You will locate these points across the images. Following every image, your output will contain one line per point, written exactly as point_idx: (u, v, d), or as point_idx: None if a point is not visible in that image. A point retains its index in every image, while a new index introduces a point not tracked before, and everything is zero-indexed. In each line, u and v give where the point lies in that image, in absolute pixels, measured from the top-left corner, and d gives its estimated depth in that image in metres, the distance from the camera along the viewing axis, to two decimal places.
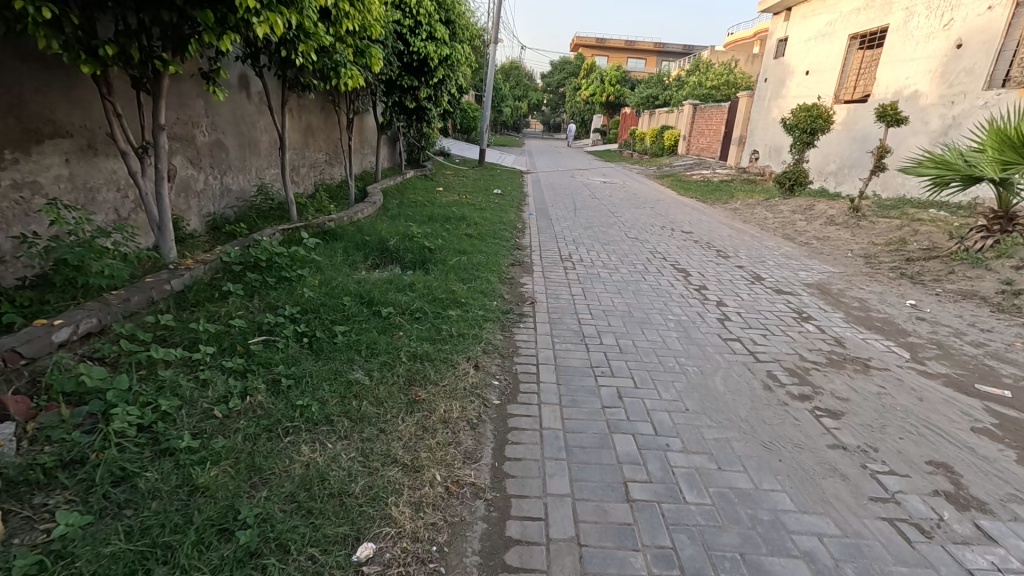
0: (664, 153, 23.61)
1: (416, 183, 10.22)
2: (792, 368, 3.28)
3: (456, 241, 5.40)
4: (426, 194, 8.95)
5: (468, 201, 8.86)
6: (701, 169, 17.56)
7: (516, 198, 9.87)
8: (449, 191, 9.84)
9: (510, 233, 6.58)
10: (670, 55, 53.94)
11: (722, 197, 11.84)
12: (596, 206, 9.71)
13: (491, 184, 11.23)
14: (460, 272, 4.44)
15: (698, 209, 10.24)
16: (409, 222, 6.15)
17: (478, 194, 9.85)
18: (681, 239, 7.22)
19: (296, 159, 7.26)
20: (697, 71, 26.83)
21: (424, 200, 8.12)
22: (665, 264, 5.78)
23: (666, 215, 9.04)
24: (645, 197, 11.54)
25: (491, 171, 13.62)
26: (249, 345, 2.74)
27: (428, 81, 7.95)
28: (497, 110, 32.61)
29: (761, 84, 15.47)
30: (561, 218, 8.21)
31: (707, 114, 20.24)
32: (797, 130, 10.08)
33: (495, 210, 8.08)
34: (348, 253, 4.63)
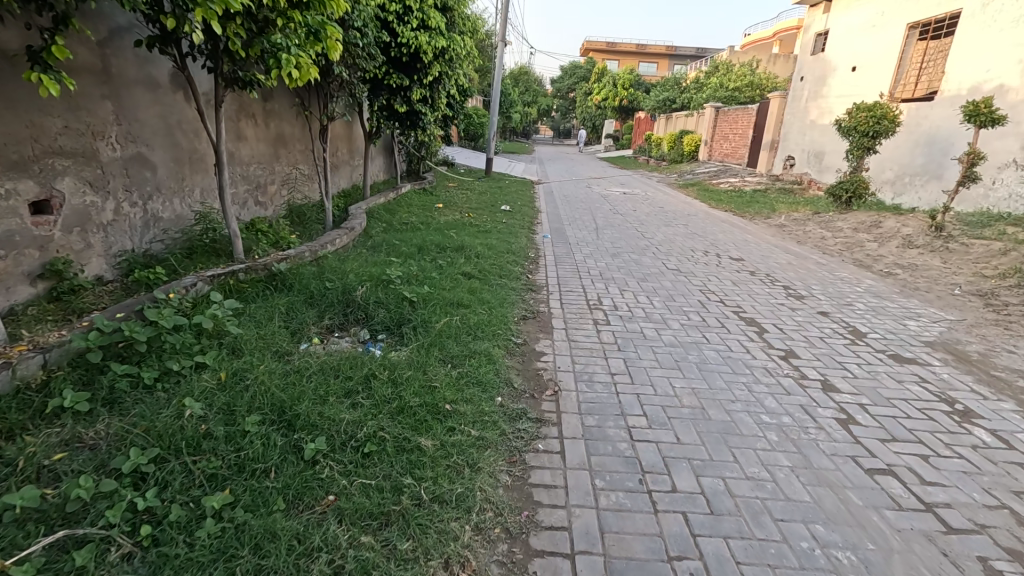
0: (684, 159, 22.17)
1: (413, 199, 8.94)
2: (1016, 550, 1.87)
3: (448, 284, 4.08)
4: (422, 212, 7.65)
5: (471, 220, 7.55)
6: (729, 176, 16.12)
7: (527, 216, 8.54)
8: (449, 208, 8.53)
9: (521, 267, 5.25)
10: (684, 58, 52.46)
11: (761, 210, 10.42)
12: (622, 224, 8.34)
13: (500, 199, 9.93)
14: (450, 340, 3.09)
15: (739, 226, 8.83)
16: (391, 256, 4.86)
17: (483, 211, 8.54)
18: (733, 269, 5.82)
19: (261, 175, 6.06)
20: (717, 72, 25.41)
21: (418, 221, 6.83)
22: (725, 310, 4.40)
23: (704, 235, 7.66)
24: (673, 211, 10.17)
25: (500, 182, 12.33)
26: (22, 559, 1.42)
27: (421, 80, 6.65)
28: (506, 115, 31.37)
29: (796, 83, 14.02)
30: (583, 241, 6.85)
31: (732, 117, 18.78)
32: (856, 133, 8.58)
33: (502, 233, 6.77)
34: (294, 314, 3.30)
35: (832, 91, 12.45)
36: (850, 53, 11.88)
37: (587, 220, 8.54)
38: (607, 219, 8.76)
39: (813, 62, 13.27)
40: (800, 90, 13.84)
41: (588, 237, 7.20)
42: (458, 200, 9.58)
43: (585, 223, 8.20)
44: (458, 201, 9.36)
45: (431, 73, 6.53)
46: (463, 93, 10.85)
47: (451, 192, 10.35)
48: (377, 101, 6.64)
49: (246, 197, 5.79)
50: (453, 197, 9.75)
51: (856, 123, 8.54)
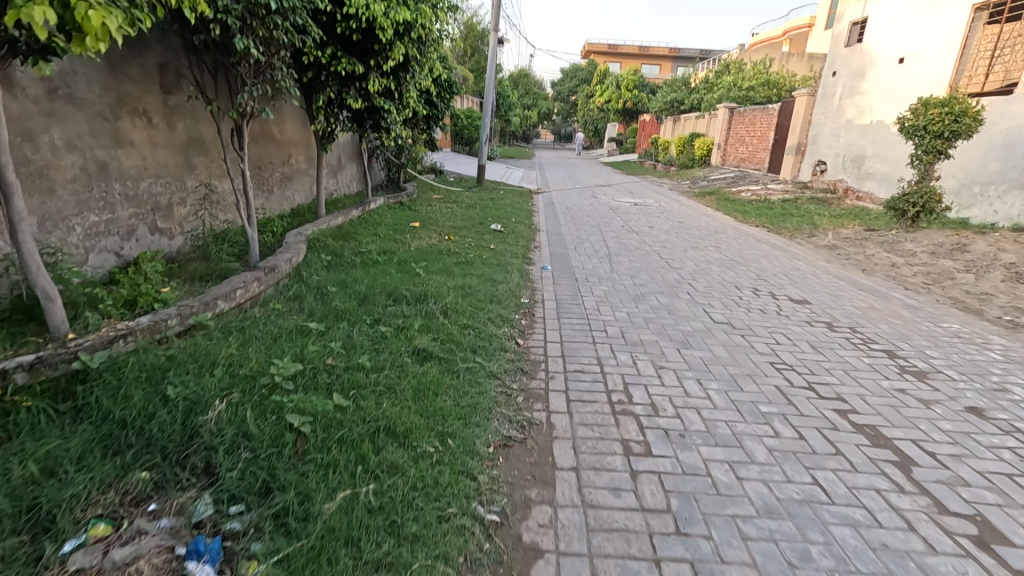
0: (695, 164, 20.65)
1: (384, 215, 7.40)
2: None
3: (382, 380, 2.51)
4: (388, 237, 6.10)
5: (450, 245, 6.00)
6: (749, 184, 14.60)
7: (523, 236, 6.97)
8: (425, 229, 6.98)
9: (506, 323, 3.67)
10: (689, 59, 51.01)
11: (799, 224, 8.85)
12: (640, 247, 6.77)
13: (492, 214, 8.38)
14: (343, 556, 1.54)
15: (781, 247, 7.25)
16: (313, 318, 3.29)
17: (468, 230, 6.98)
18: (801, 319, 4.24)
19: (163, 193, 4.52)
20: (729, 71, 23.86)
21: (377, 251, 5.29)
22: (822, 406, 2.81)
23: (745, 264, 6.08)
24: (696, 226, 8.61)
25: (494, 192, 10.80)
26: None
27: (381, 66, 5.08)
28: (505, 117, 29.87)
29: (829, 78, 12.47)
30: (596, 275, 5.29)
31: (750, 117, 17.22)
32: (925, 134, 7.00)
33: (486, 264, 5.19)
34: (61, 484, 1.73)
35: (874, 87, 10.88)
36: (895, 42, 10.31)
37: (597, 241, 6.97)
38: (622, 240, 7.19)
39: (849, 55, 11.71)
40: (833, 87, 12.26)
41: (601, 267, 5.63)
42: (438, 216, 8.01)
43: (595, 247, 6.63)
44: (440, 218, 7.82)
45: (393, 56, 4.94)
46: (449, 88, 9.30)
47: (434, 206, 8.80)
48: (324, 94, 5.05)
49: (133, 223, 4.23)
50: (436, 213, 8.21)
51: (927, 121, 6.97)
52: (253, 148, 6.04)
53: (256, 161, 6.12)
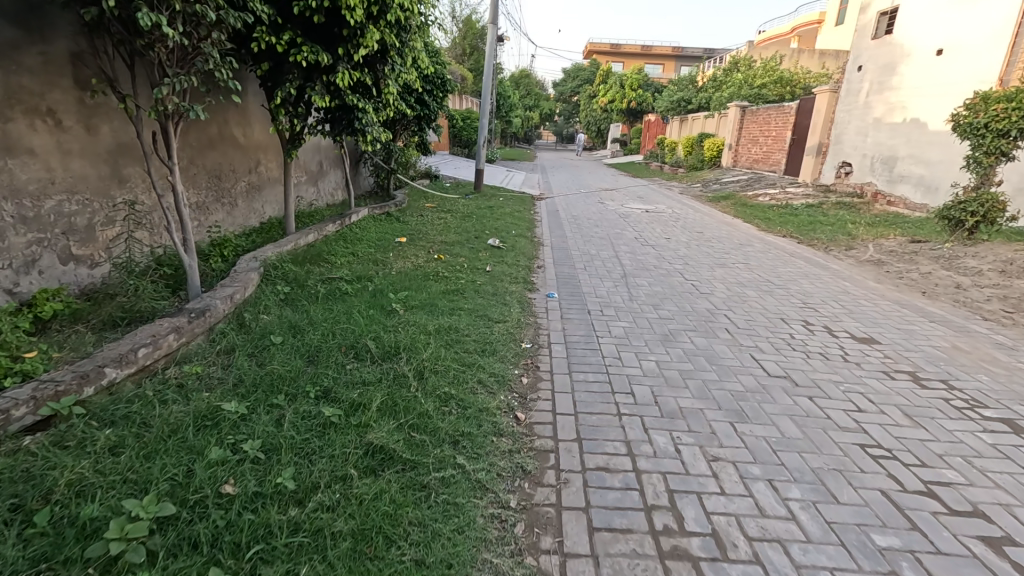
0: (704, 165, 19.77)
1: (366, 229, 6.53)
2: None
3: (307, 519, 1.64)
4: (366, 258, 5.23)
5: (438, 267, 5.13)
6: (765, 187, 13.70)
7: (524, 252, 6.09)
8: (411, 245, 6.12)
9: (501, 387, 2.79)
10: (692, 58, 50.07)
11: (832, 235, 7.95)
12: (659, 265, 5.89)
13: (489, 225, 7.51)
14: None
15: (819, 264, 6.34)
16: (238, 391, 2.42)
17: (462, 246, 6.12)
18: (876, 368, 3.35)
19: (79, 213, 3.66)
20: (739, 68, 22.96)
21: (348, 279, 4.43)
22: (964, 533, 1.93)
23: (784, 287, 5.18)
24: (718, 238, 7.72)
25: (493, 200, 9.94)
26: None
27: (352, 55, 4.21)
28: (505, 118, 28.94)
29: (854, 72, 11.58)
30: (613, 304, 4.40)
31: (764, 116, 16.30)
32: (987, 133, 6.10)
33: (479, 293, 4.32)
34: None
35: (907, 81, 9.98)
36: (932, 32, 9.41)
37: (609, 258, 6.10)
38: (638, 256, 6.30)
39: (877, 47, 10.80)
40: (859, 82, 11.36)
41: (618, 293, 4.74)
42: (428, 228, 7.14)
43: (608, 266, 5.74)
44: (430, 230, 6.97)
45: (364, 42, 4.06)
46: (442, 83, 8.43)
47: (426, 215, 7.93)
48: (283, 89, 4.18)
49: (35, 252, 3.37)
50: (427, 223, 7.36)
51: (989, 118, 6.08)
52: (209, 154, 5.19)
53: (213, 169, 5.26)
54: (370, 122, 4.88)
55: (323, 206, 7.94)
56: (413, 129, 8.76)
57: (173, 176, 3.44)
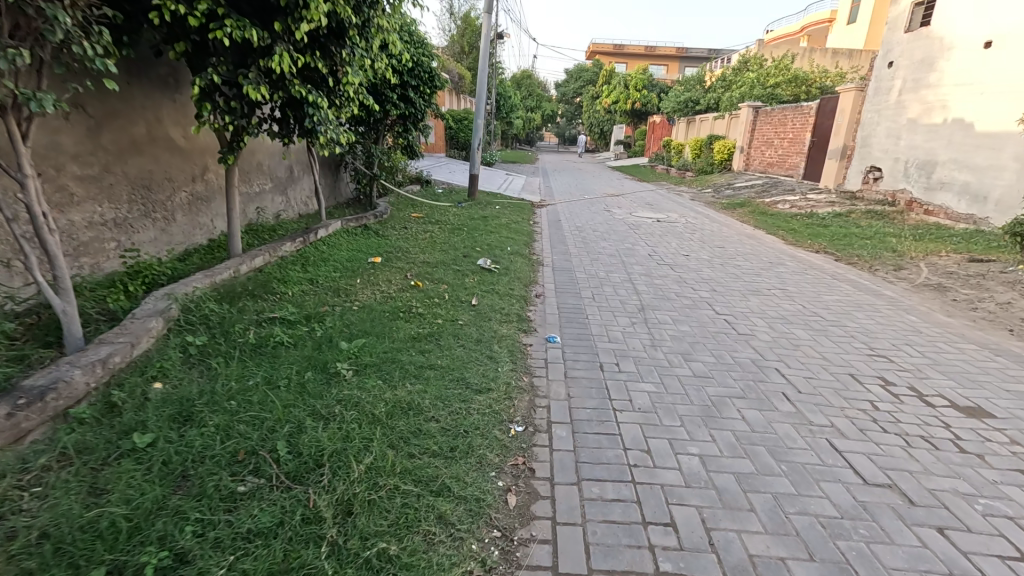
0: (714, 169, 18.80)
1: (334, 247, 5.58)
2: None
3: None
4: (322, 289, 4.28)
5: (412, 298, 4.17)
6: (784, 193, 12.72)
7: (521, 275, 5.11)
8: (384, 267, 5.16)
9: (475, 524, 1.82)
10: (697, 58, 49.07)
11: (875, 250, 6.96)
12: (682, 292, 4.91)
13: (480, 239, 6.54)
14: None
15: (870, 289, 5.36)
16: (31, 558, 1.46)
17: (446, 268, 5.16)
18: (1010, 466, 2.37)
19: None
20: (750, 67, 21.96)
21: (291, 321, 3.48)
22: None
23: (839, 324, 4.20)
24: (743, 254, 6.75)
25: (488, 208, 8.98)
26: None
27: (294, 32, 3.24)
28: (506, 119, 27.92)
29: (884, 69, 10.62)
30: (631, 354, 3.42)
31: (780, 117, 15.31)
32: None
33: (457, 340, 3.35)
34: None
35: (948, 78, 9.02)
36: (980, 23, 8.45)
37: (623, 283, 5.13)
38: (655, 279, 5.33)
39: (913, 41, 9.84)
40: (890, 79, 10.40)
41: (636, 335, 3.76)
42: (408, 243, 6.19)
43: (623, 294, 4.76)
44: (412, 247, 6.01)
45: (308, 15, 3.09)
46: (428, 77, 7.47)
47: (410, 228, 6.97)
48: (204, 77, 3.19)
49: None
50: (409, 239, 6.40)
51: None
52: (133, 159, 4.23)
53: (138, 177, 4.29)
54: (325, 120, 3.91)
55: (292, 216, 7.02)
56: (395, 130, 7.84)
57: (28, 192, 2.48)
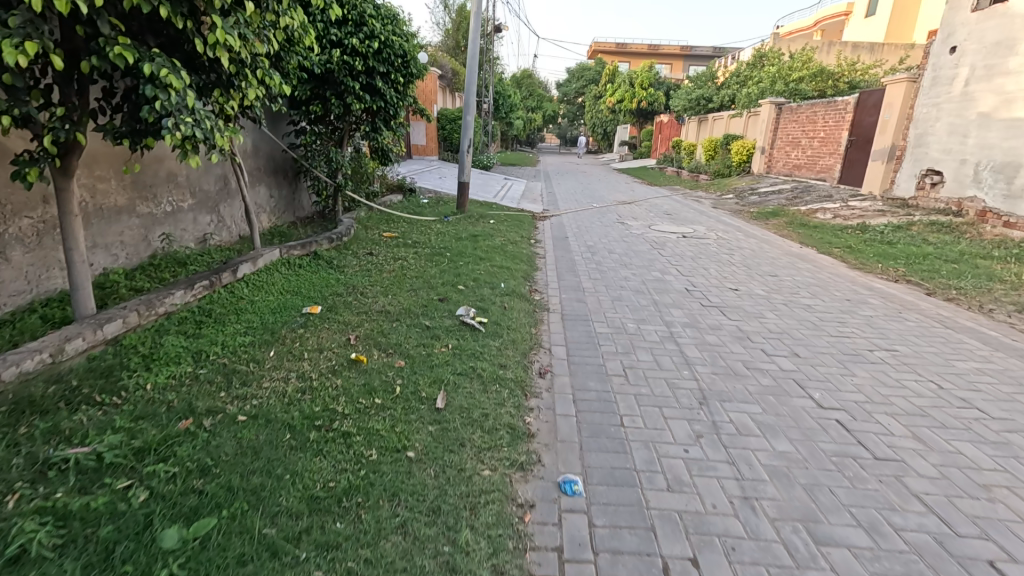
0: (732, 172, 17.26)
1: (258, 289, 4.05)
2: None
3: None
4: (202, 377, 2.74)
5: (343, 391, 2.64)
6: (820, 200, 11.18)
7: (518, 332, 3.58)
8: (320, 323, 3.61)
9: None
10: (703, 56, 47.47)
11: (975, 280, 5.40)
12: (752, 361, 3.37)
13: (465, 270, 5.00)
14: None
15: (1011, 347, 3.80)
16: None
17: (410, 323, 3.63)
18: None
19: None
20: (767, 61, 20.39)
21: (99, 470, 1.94)
22: None
23: (1021, 429, 2.66)
24: (808, 287, 5.20)
25: (481, 223, 7.46)
26: None
27: None
28: (505, 121, 26.40)
29: (944, 55, 9.07)
30: (714, 531, 1.87)
31: (809, 114, 13.77)
32: None
33: (392, 510, 1.83)
34: None
35: None
36: None
37: (662, 344, 3.60)
38: (706, 335, 3.80)
39: (984, 21, 8.31)
40: (953, 67, 8.86)
41: (710, 471, 2.22)
42: (365, 279, 4.64)
43: (666, 366, 3.23)
44: (370, 286, 4.47)
45: None
46: (402, 63, 5.90)
47: (378, 254, 5.45)
48: None
49: None
50: (371, 272, 4.87)
51: None
52: None
53: None
54: (185, 107, 2.30)
55: (227, 240, 5.52)
56: (362, 129, 6.30)
57: None
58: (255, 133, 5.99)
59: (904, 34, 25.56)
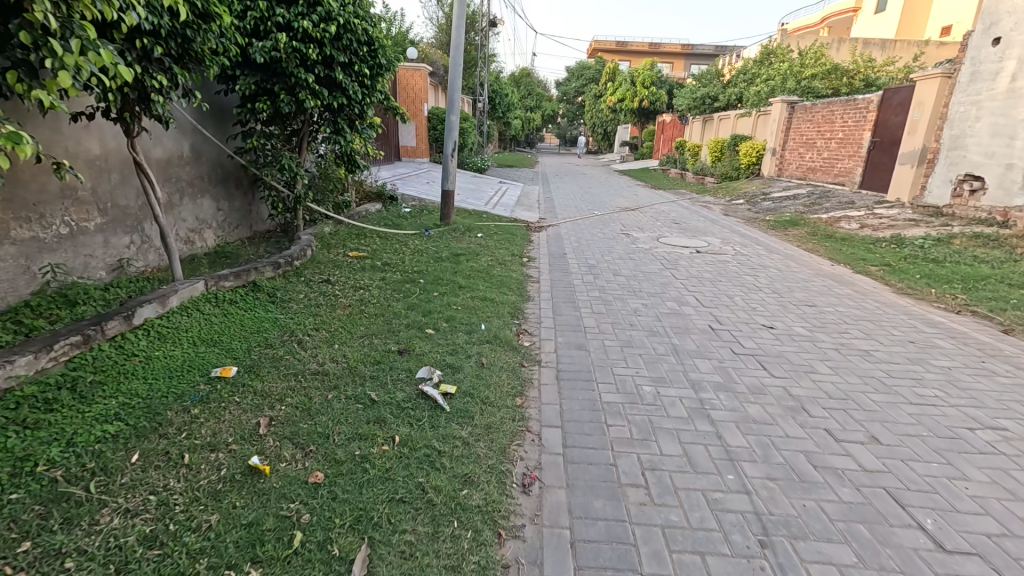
0: (740, 174, 16.34)
1: (161, 341, 3.11)
2: None
3: None
4: (4, 511, 1.80)
5: (211, 542, 1.69)
6: (842, 207, 10.27)
7: (497, 407, 2.65)
8: (228, 395, 2.67)
9: None
10: (705, 55, 46.56)
11: None
12: (819, 454, 2.44)
13: (439, 304, 4.07)
14: None
15: None
16: None
17: (351, 396, 2.69)
18: None
19: None
20: (776, 58, 19.47)
21: None
22: None
23: None
24: (859, 325, 4.27)
25: (467, 238, 6.53)
26: None
27: None
28: (502, 120, 25.47)
29: (986, 48, 8.14)
30: None
31: (826, 114, 12.85)
32: None
33: None
34: None
35: None
36: None
37: (692, 423, 2.67)
38: (747, 406, 2.88)
39: None
40: (997, 61, 7.94)
41: None
42: (311, 320, 3.71)
43: (702, 468, 2.29)
44: (314, 330, 3.54)
45: None
46: (367, 51, 4.98)
47: (337, 282, 4.52)
48: None
49: None
50: (321, 308, 3.93)
51: None
52: None
53: None
54: None
55: (154, 264, 4.59)
56: (323, 130, 5.36)
57: None
58: (195, 135, 5.06)
59: (916, 31, 24.67)
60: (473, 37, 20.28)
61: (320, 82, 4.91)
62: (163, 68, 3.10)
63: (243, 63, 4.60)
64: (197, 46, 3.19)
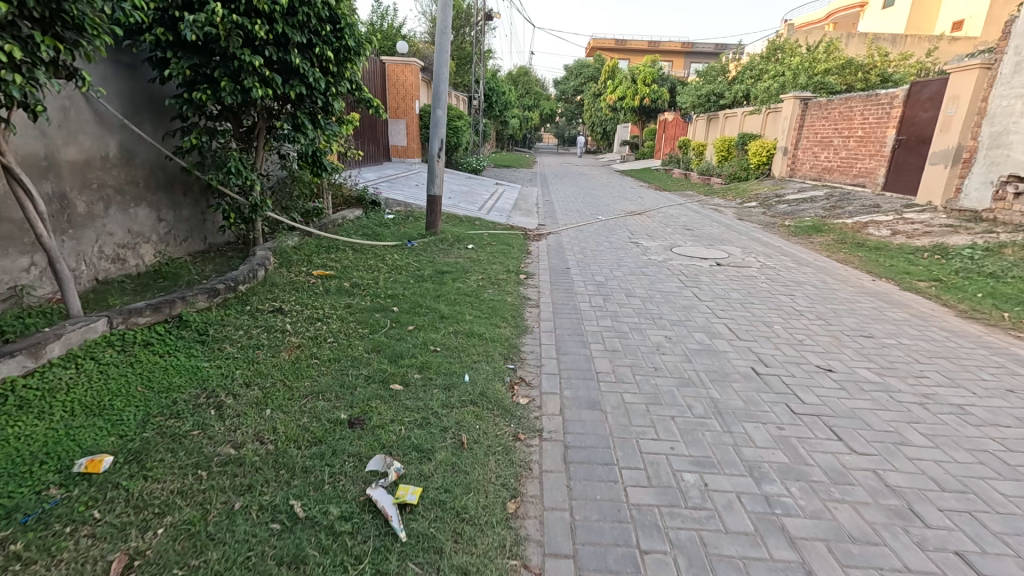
0: (749, 175, 15.54)
1: (19, 413, 2.25)
2: None
3: None
4: None
5: None
6: (866, 211, 9.45)
7: (478, 527, 1.82)
8: (82, 510, 1.80)
9: None
10: (706, 53, 45.66)
11: None
12: None
13: (411, 344, 3.23)
14: None
15: None
16: None
17: (265, 508, 1.84)
18: None
19: None
20: (785, 53, 18.67)
21: None
22: None
23: None
24: (936, 366, 3.44)
25: (455, 251, 5.69)
26: None
27: None
28: (499, 119, 24.66)
29: None
30: None
31: (844, 110, 12.03)
32: None
33: None
34: None
35: None
36: None
37: (764, 547, 1.83)
38: (833, 509, 2.04)
39: None
40: None
41: None
42: (243, 369, 2.86)
43: None
44: (244, 385, 2.68)
45: None
46: (331, 30, 4.13)
47: (289, 313, 3.68)
48: None
49: None
50: (261, 352, 3.08)
51: None
52: None
53: None
54: None
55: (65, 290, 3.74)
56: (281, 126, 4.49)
57: None
58: (125, 132, 4.21)
59: (927, 25, 23.90)
60: (468, 32, 19.45)
61: (274, 66, 4.05)
62: (21, 36, 2.25)
63: (177, 42, 3.75)
64: (72, 8, 2.31)
